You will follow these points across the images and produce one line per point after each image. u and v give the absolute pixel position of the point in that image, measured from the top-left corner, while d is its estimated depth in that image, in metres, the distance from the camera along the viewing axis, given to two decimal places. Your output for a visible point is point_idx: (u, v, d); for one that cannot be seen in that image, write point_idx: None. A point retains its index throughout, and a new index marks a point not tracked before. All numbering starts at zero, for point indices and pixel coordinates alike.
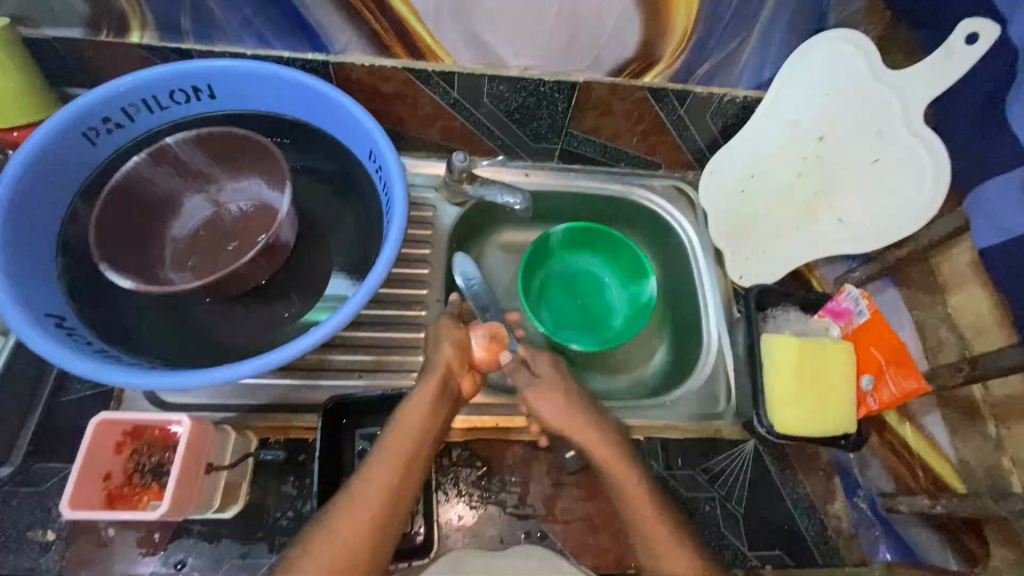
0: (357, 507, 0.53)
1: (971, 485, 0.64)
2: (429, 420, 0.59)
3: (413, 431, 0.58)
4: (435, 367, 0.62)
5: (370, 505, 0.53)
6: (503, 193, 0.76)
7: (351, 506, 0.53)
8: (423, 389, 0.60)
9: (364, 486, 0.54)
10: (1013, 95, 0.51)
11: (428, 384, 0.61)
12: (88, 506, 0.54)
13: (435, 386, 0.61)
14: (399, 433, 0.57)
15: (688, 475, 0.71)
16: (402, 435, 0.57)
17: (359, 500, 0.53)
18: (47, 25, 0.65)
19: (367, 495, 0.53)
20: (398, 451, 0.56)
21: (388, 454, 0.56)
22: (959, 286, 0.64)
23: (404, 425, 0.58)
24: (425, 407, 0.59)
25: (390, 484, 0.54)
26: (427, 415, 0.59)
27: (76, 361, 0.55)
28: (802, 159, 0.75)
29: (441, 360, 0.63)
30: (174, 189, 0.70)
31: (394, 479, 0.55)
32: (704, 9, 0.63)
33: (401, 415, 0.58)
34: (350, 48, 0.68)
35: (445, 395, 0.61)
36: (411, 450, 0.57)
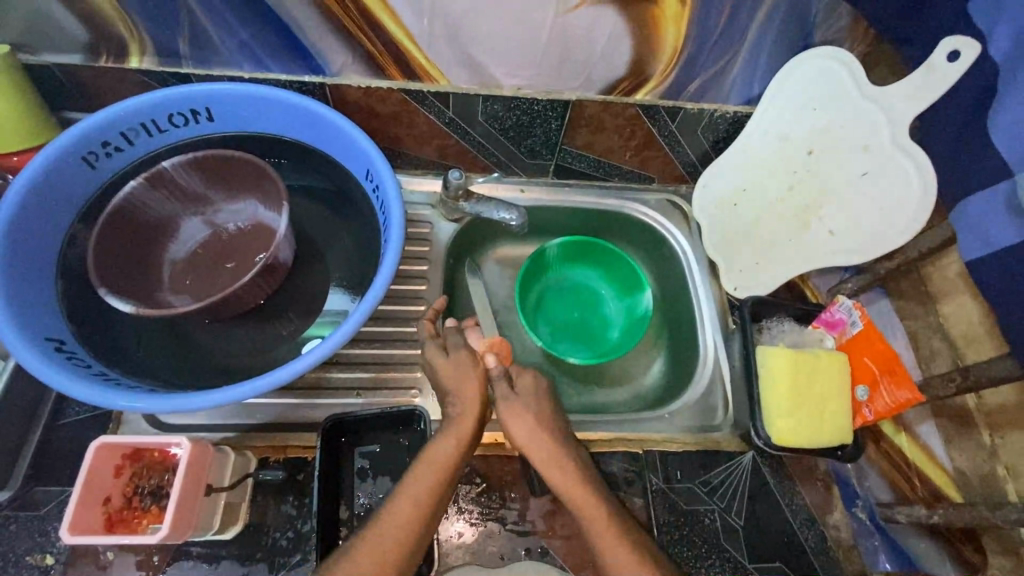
0: (382, 538, 0.53)
1: (968, 493, 0.65)
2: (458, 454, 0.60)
3: (441, 465, 0.58)
4: (465, 399, 0.63)
5: (396, 540, 0.54)
6: (499, 209, 0.77)
7: (375, 540, 0.53)
8: (452, 425, 0.61)
9: (390, 520, 0.55)
10: (994, 110, 0.52)
11: (458, 420, 0.62)
12: (88, 531, 0.54)
13: (465, 422, 0.61)
14: (428, 466, 0.58)
15: (687, 488, 0.72)
16: (430, 469, 0.58)
17: (385, 535, 0.54)
18: (48, 51, 0.66)
19: (396, 527, 0.54)
20: (428, 486, 0.57)
21: (416, 486, 0.57)
22: (949, 295, 0.67)
23: (433, 459, 0.59)
24: (453, 441, 0.60)
25: (416, 517, 0.55)
26: (455, 449, 0.60)
27: (78, 384, 0.56)
28: (791, 173, 0.76)
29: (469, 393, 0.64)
30: (171, 211, 0.70)
31: (421, 512, 0.56)
32: (693, 28, 0.64)
33: (430, 447, 0.60)
34: (346, 71, 0.70)
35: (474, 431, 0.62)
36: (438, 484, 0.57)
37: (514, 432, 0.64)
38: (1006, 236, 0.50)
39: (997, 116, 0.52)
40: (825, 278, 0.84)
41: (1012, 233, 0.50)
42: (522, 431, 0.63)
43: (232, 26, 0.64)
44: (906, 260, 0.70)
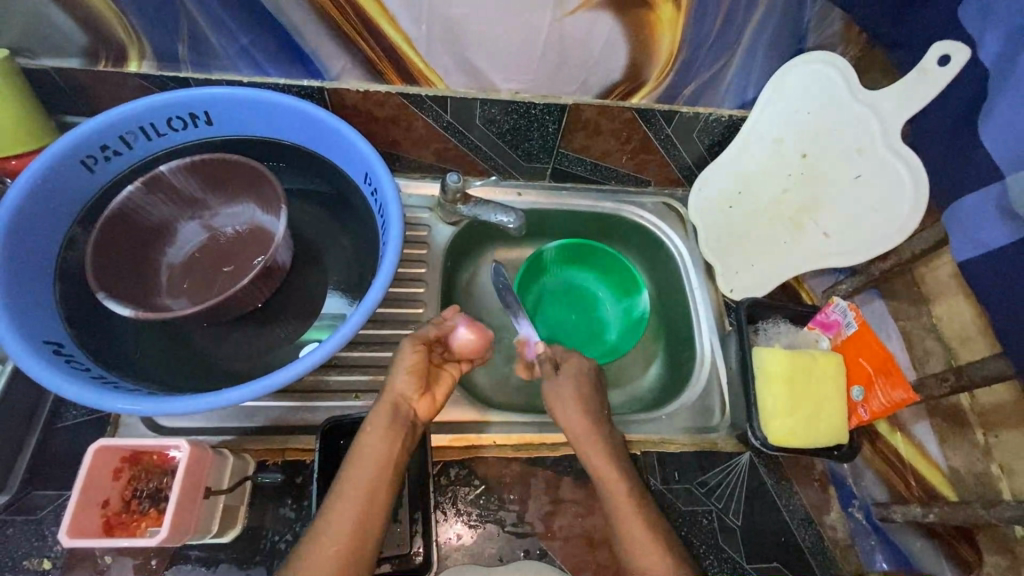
0: (324, 537, 0.52)
1: (961, 491, 0.66)
2: (386, 450, 0.57)
3: (370, 460, 0.56)
4: (392, 392, 0.61)
5: (338, 539, 0.52)
6: (496, 213, 0.78)
7: (318, 539, 0.52)
8: (375, 417, 0.59)
9: (330, 518, 0.53)
10: (984, 114, 0.53)
11: (380, 413, 0.59)
12: (87, 534, 0.54)
13: (386, 415, 0.59)
14: (356, 464, 0.56)
15: (684, 489, 0.72)
16: (359, 464, 0.56)
17: (327, 533, 0.52)
18: (46, 56, 0.66)
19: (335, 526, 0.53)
20: (358, 480, 0.55)
21: (348, 484, 0.55)
22: (942, 296, 0.68)
23: (361, 455, 0.56)
24: (378, 435, 0.58)
25: (353, 514, 0.53)
26: (381, 443, 0.57)
27: (75, 387, 0.56)
28: (786, 176, 0.77)
29: (395, 385, 0.61)
30: (168, 215, 0.71)
31: (358, 507, 0.54)
32: (689, 34, 0.65)
33: (360, 443, 0.57)
34: (344, 75, 0.70)
35: (400, 423, 0.59)
36: (371, 477, 0.55)
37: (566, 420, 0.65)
38: (999, 238, 0.51)
39: (986, 119, 0.52)
40: (820, 280, 0.85)
41: (1005, 234, 0.50)
42: (560, 407, 0.66)
43: (231, 31, 0.65)
44: (900, 262, 0.70)
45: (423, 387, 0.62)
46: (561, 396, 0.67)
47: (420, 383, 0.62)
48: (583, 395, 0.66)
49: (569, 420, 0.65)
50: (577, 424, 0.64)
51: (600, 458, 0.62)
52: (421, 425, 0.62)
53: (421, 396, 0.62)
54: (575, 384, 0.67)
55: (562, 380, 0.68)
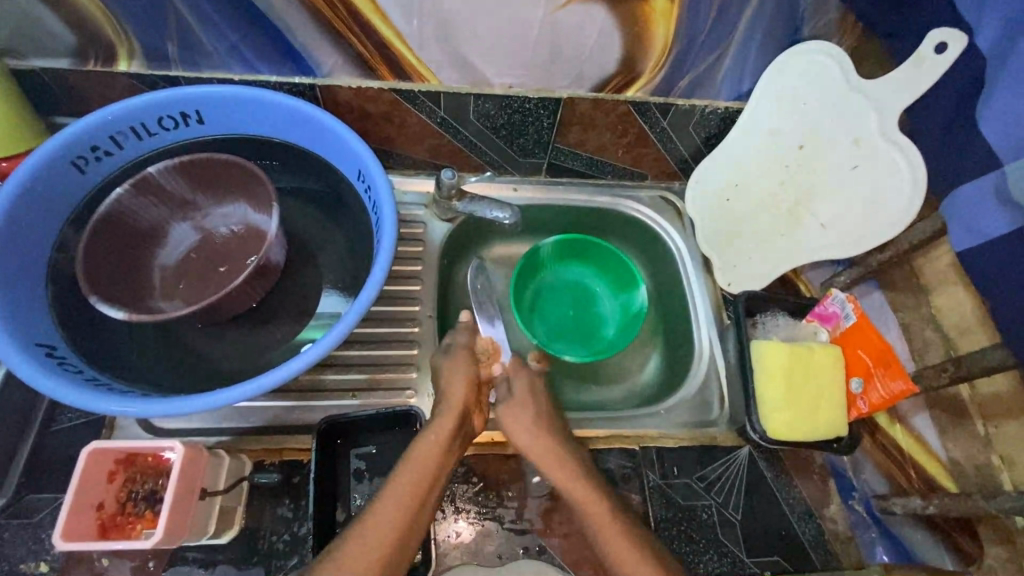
0: (373, 533, 0.53)
1: (962, 483, 0.65)
2: (443, 455, 0.60)
3: (428, 463, 0.58)
4: (453, 404, 0.64)
5: (383, 535, 0.53)
6: (493, 209, 0.78)
7: (362, 535, 0.53)
8: (438, 425, 0.61)
9: (378, 516, 0.54)
10: (982, 102, 0.52)
11: (444, 422, 0.62)
12: (81, 538, 0.54)
13: (451, 425, 0.62)
14: (411, 466, 0.58)
15: (684, 484, 0.72)
16: (416, 468, 0.58)
17: (372, 530, 0.53)
18: (35, 56, 0.66)
19: (380, 521, 0.54)
20: (413, 480, 0.57)
21: (405, 481, 0.57)
22: (941, 287, 0.67)
23: (419, 457, 0.59)
24: (439, 439, 0.60)
25: (405, 512, 0.55)
26: (440, 450, 0.60)
27: (69, 390, 0.55)
28: (784, 168, 0.76)
29: (457, 397, 0.65)
30: (159, 217, 0.70)
31: (409, 506, 0.55)
32: (683, 25, 0.64)
33: (417, 447, 0.60)
34: (336, 72, 0.69)
35: (457, 433, 0.62)
36: (427, 478, 0.58)
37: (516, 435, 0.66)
38: (997, 226, 0.50)
39: (984, 108, 0.52)
40: (818, 272, 0.84)
41: (1004, 222, 0.50)
42: (521, 430, 0.65)
43: (221, 29, 0.64)
44: (899, 252, 0.70)
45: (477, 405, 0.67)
46: (520, 420, 0.66)
47: (474, 400, 0.67)
48: (541, 417, 0.67)
49: (533, 443, 0.64)
50: (540, 446, 0.64)
51: (576, 477, 0.62)
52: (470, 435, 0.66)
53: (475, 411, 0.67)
54: (529, 403, 0.67)
55: (517, 402, 0.67)
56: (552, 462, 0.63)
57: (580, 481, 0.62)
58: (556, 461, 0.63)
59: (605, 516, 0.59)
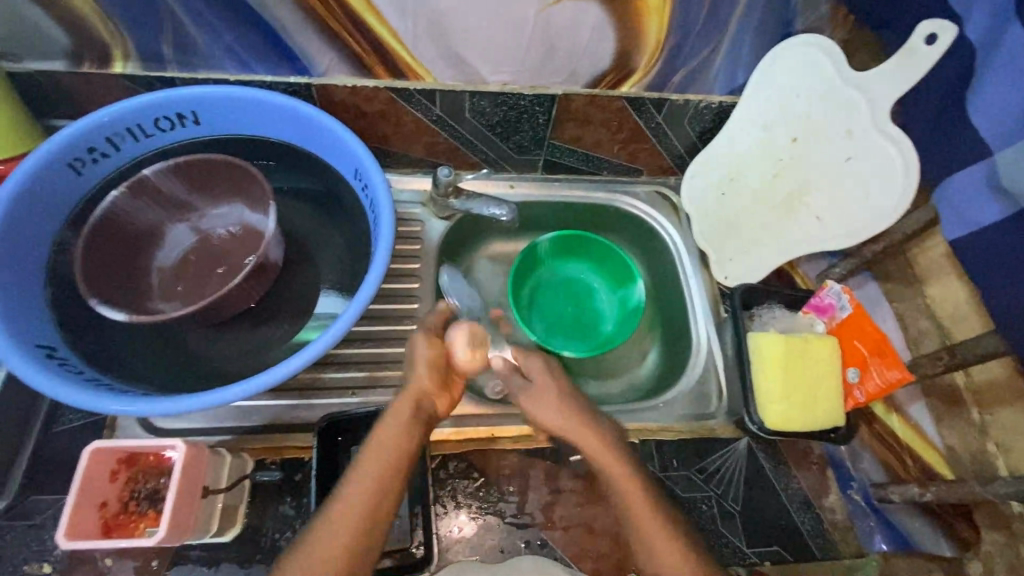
0: (335, 521, 0.52)
1: (958, 470, 0.66)
2: (405, 438, 0.57)
3: (388, 448, 0.56)
4: (412, 385, 0.61)
5: (348, 525, 0.52)
6: (490, 206, 0.78)
7: (326, 525, 0.52)
8: (398, 408, 0.59)
9: (342, 506, 0.53)
10: (972, 93, 0.53)
11: (402, 404, 0.59)
12: (84, 536, 0.54)
13: (409, 403, 0.59)
14: (372, 450, 0.56)
15: (683, 476, 0.73)
16: (377, 450, 0.56)
17: (337, 520, 0.52)
18: (30, 59, 0.66)
19: (344, 510, 0.53)
20: (373, 468, 0.55)
21: (365, 468, 0.55)
22: (935, 277, 0.68)
23: (380, 442, 0.56)
24: (398, 423, 0.58)
25: (365, 501, 0.53)
26: (401, 431, 0.57)
27: (68, 389, 0.56)
28: (777, 161, 0.76)
29: (417, 378, 0.62)
30: (156, 219, 0.70)
31: (371, 494, 0.54)
32: (675, 21, 0.65)
33: (379, 430, 0.58)
34: (332, 71, 0.70)
35: (418, 413, 0.60)
36: (386, 464, 0.55)
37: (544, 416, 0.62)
38: (989, 215, 0.51)
39: (975, 98, 0.52)
40: (813, 264, 0.85)
41: (995, 210, 0.51)
42: (547, 412, 0.62)
43: (215, 29, 0.64)
44: (893, 242, 0.70)
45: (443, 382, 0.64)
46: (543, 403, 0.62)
47: (439, 376, 0.63)
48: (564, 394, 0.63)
49: (556, 420, 0.61)
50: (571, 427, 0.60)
51: (602, 451, 0.59)
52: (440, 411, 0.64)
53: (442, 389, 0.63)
54: (547, 382, 0.64)
55: (536, 385, 0.64)
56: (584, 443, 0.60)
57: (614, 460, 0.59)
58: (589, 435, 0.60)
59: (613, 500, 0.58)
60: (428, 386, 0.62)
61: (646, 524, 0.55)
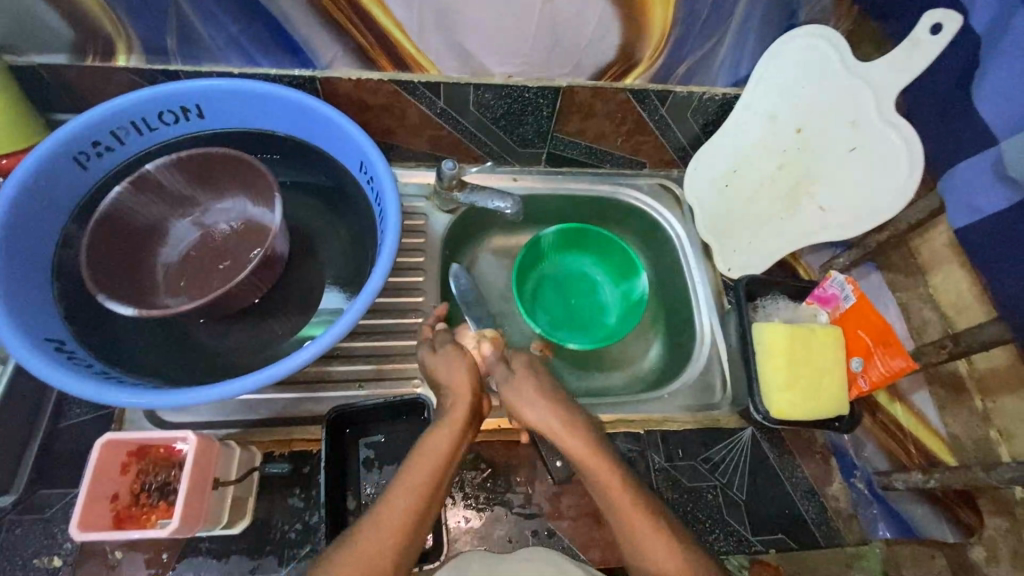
0: (382, 524, 0.51)
1: (962, 458, 0.66)
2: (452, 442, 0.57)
3: (437, 453, 0.56)
4: (459, 389, 0.61)
5: (398, 524, 0.51)
6: (494, 199, 0.78)
7: (372, 526, 0.50)
8: (448, 416, 0.59)
9: (388, 509, 0.52)
10: (977, 82, 0.53)
11: (456, 409, 0.60)
12: (96, 527, 0.54)
13: (462, 412, 0.60)
14: (423, 454, 0.56)
15: (689, 465, 0.73)
16: (428, 453, 0.56)
17: (382, 522, 0.51)
18: (33, 52, 0.66)
19: (391, 512, 0.51)
20: (423, 473, 0.54)
21: (415, 473, 0.54)
22: (939, 266, 0.68)
23: (428, 447, 0.56)
24: (446, 430, 0.58)
25: (415, 502, 0.52)
26: (451, 437, 0.58)
27: (79, 382, 0.56)
28: (781, 153, 0.77)
29: (462, 383, 0.62)
30: (159, 215, 0.70)
31: (418, 499, 0.53)
32: (680, 11, 0.65)
33: (428, 436, 0.57)
34: (336, 63, 0.70)
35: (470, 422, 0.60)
36: (435, 470, 0.55)
37: (522, 411, 0.63)
38: (994, 203, 0.52)
39: (980, 86, 0.53)
40: (816, 256, 0.85)
41: (999, 198, 0.51)
42: (526, 406, 0.63)
43: (220, 22, 0.64)
44: (897, 232, 0.71)
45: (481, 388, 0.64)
46: (526, 398, 0.63)
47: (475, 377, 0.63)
48: (543, 385, 0.64)
49: (536, 415, 0.62)
50: (548, 421, 0.61)
51: (579, 443, 0.59)
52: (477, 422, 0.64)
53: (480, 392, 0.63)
54: (528, 375, 0.65)
55: (517, 379, 0.65)
56: (562, 434, 0.60)
57: (594, 449, 0.59)
58: (568, 430, 0.60)
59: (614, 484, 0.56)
60: (476, 390, 0.62)
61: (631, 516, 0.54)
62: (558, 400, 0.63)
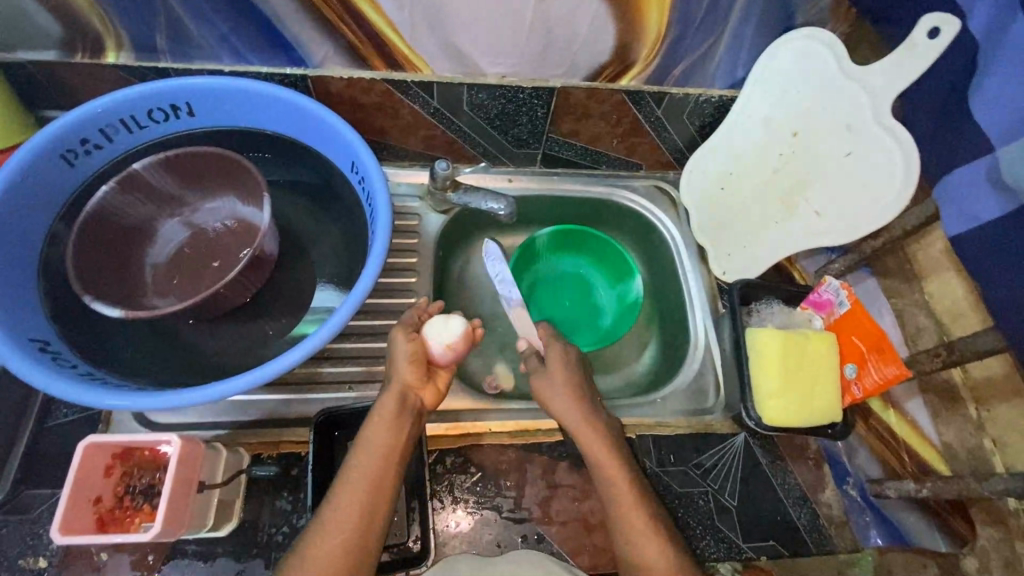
0: (330, 529, 0.53)
1: (955, 467, 0.65)
2: (392, 435, 0.58)
3: (376, 450, 0.57)
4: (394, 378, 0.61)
5: (345, 520, 0.53)
6: (487, 200, 0.77)
7: (327, 527, 0.53)
8: (381, 405, 0.59)
9: (338, 507, 0.54)
10: (975, 87, 0.53)
11: (387, 399, 0.60)
12: (78, 531, 0.54)
13: (393, 403, 0.59)
14: (361, 450, 0.57)
15: (680, 471, 0.72)
16: (367, 449, 0.57)
17: (336, 522, 0.53)
18: (21, 48, 0.65)
19: (340, 509, 0.54)
20: (367, 472, 0.55)
21: (357, 472, 0.55)
22: (935, 272, 0.68)
23: (368, 443, 0.57)
24: (385, 422, 0.58)
25: (359, 498, 0.54)
26: (388, 428, 0.58)
27: (63, 384, 0.55)
28: (777, 156, 0.76)
29: (399, 370, 0.62)
30: (148, 215, 0.70)
31: (364, 494, 0.54)
32: (675, 12, 0.64)
33: (366, 429, 0.58)
34: (328, 62, 0.69)
35: (406, 409, 0.60)
36: (379, 464, 0.56)
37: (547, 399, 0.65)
38: (989, 211, 0.51)
39: (978, 92, 0.52)
40: (812, 260, 0.85)
41: (996, 206, 0.50)
42: (550, 390, 0.65)
43: (208, 19, 0.63)
44: (893, 237, 0.70)
45: (425, 374, 0.63)
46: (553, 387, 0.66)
47: (421, 372, 0.63)
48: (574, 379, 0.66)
49: (562, 408, 0.64)
50: (565, 406, 0.64)
51: (598, 439, 0.62)
52: (426, 408, 0.64)
53: (424, 383, 0.63)
54: (563, 365, 0.67)
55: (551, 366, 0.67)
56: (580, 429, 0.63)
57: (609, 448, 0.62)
58: (585, 427, 0.63)
59: (622, 489, 0.59)
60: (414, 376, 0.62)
61: (629, 511, 0.58)
62: (582, 396, 0.65)
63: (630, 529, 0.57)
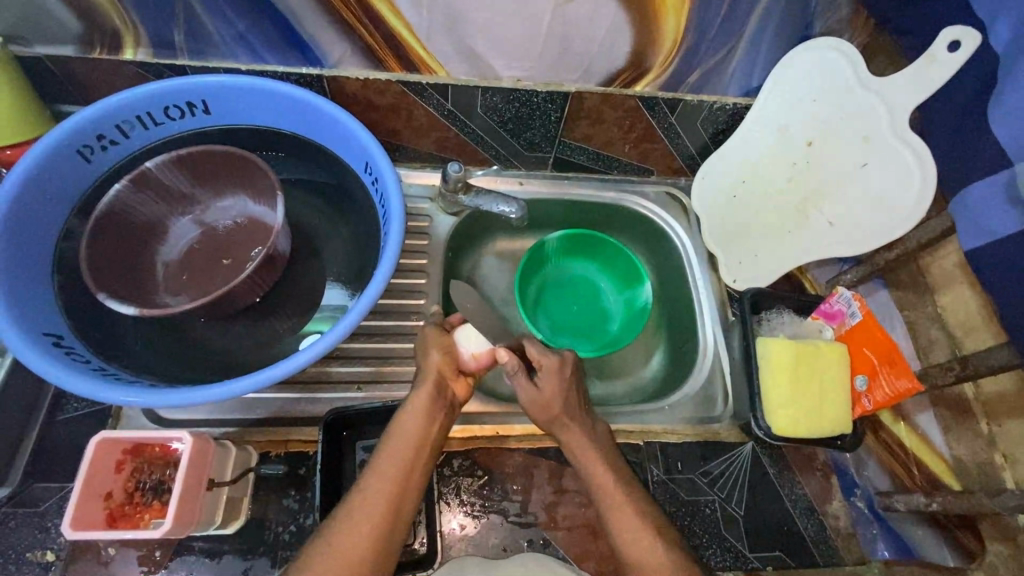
0: (356, 518, 0.53)
1: (965, 481, 0.65)
2: (424, 425, 0.59)
3: (409, 439, 0.58)
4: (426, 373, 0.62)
5: (372, 511, 0.53)
6: (499, 203, 0.77)
7: (350, 513, 0.53)
8: (413, 399, 0.60)
9: (366, 494, 0.54)
10: (995, 101, 0.52)
11: (420, 393, 0.60)
12: (88, 527, 0.54)
13: (427, 395, 0.60)
14: (392, 442, 0.58)
15: (688, 478, 0.72)
16: (398, 442, 0.57)
17: (361, 509, 0.53)
18: (40, 44, 0.65)
19: (367, 500, 0.54)
20: (395, 463, 0.56)
21: (387, 462, 0.56)
22: (948, 286, 0.67)
23: (399, 433, 0.58)
24: (415, 416, 0.59)
25: (386, 489, 0.54)
26: (419, 421, 0.59)
27: (77, 379, 0.55)
28: (791, 165, 0.76)
29: (430, 365, 0.62)
30: (160, 213, 0.70)
31: (393, 482, 0.55)
32: (692, 19, 0.64)
33: (396, 422, 0.59)
34: (344, 63, 0.69)
35: (437, 403, 0.61)
36: (407, 456, 0.57)
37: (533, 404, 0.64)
38: (1007, 226, 0.50)
39: (997, 106, 0.52)
40: (824, 270, 0.85)
41: (1014, 221, 0.50)
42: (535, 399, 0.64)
43: (228, 18, 0.63)
44: (906, 251, 0.70)
45: (456, 369, 0.64)
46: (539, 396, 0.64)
47: (455, 367, 0.64)
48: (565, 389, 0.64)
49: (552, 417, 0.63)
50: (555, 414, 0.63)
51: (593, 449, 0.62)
52: (455, 405, 0.64)
53: (457, 377, 0.64)
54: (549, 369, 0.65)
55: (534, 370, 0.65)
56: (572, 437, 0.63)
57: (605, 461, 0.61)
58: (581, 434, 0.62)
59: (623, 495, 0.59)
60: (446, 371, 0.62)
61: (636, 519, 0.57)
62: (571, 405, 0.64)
63: (637, 539, 0.56)
